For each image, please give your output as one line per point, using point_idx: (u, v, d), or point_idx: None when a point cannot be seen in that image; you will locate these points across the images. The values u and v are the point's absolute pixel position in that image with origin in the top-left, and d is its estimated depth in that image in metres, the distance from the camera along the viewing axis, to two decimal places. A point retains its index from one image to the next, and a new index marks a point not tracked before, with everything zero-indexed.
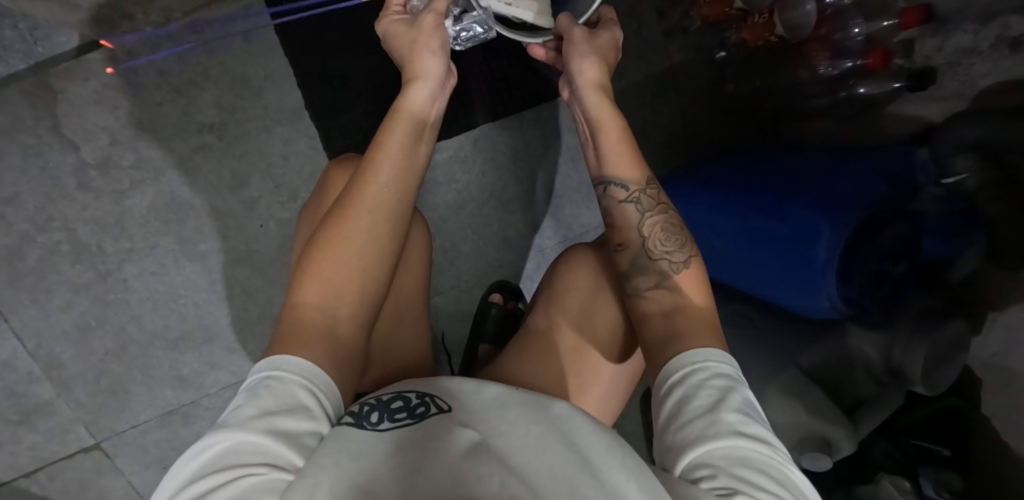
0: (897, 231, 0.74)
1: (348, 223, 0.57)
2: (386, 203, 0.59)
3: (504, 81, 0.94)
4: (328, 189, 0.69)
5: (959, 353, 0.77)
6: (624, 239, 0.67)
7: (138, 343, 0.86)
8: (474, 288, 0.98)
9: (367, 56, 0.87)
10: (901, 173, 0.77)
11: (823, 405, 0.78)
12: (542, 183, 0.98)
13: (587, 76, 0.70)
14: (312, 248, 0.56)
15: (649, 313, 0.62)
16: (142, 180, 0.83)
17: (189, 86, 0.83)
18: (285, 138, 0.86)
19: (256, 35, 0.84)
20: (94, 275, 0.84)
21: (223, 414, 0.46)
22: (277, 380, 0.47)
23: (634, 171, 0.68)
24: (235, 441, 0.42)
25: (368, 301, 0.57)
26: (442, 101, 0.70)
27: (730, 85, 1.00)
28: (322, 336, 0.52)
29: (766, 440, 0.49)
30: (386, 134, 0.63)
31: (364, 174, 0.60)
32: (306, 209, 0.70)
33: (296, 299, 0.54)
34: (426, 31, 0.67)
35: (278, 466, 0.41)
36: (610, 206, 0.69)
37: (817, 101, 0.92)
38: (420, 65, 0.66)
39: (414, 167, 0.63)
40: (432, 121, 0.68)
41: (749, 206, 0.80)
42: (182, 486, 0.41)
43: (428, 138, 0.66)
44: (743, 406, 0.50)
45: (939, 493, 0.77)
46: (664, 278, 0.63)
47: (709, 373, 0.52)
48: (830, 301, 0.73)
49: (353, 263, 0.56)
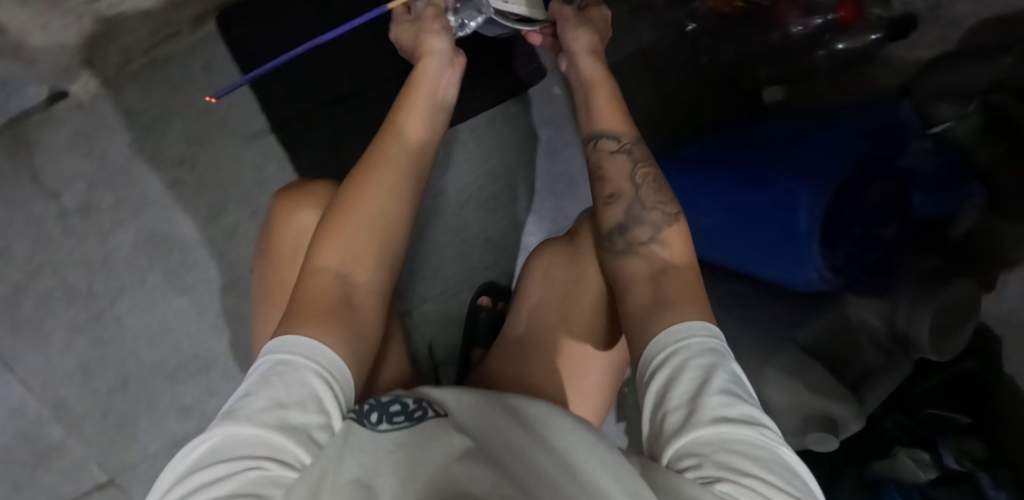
0: (882, 190, 0.70)
1: (369, 189, 0.60)
2: (406, 170, 0.63)
3: (468, 83, 0.92)
4: (286, 208, 0.64)
5: (970, 313, 0.73)
6: (615, 189, 0.69)
7: (138, 377, 0.88)
8: (463, 292, 0.97)
9: (330, 74, 0.86)
10: (885, 127, 0.73)
11: (825, 383, 0.73)
12: (521, 179, 0.97)
13: (581, 43, 0.75)
14: (336, 211, 0.59)
15: (638, 272, 0.62)
16: (122, 218, 0.85)
17: (157, 123, 0.84)
18: (255, 163, 0.87)
19: (213, 64, 0.84)
20: (88, 316, 0.86)
21: (234, 400, 0.45)
22: (289, 368, 0.46)
23: (622, 125, 0.72)
24: (241, 435, 0.41)
25: (386, 270, 0.59)
26: (453, 83, 0.73)
27: (704, 56, 0.94)
28: (341, 297, 0.54)
29: (753, 419, 0.47)
30: (400, 116, 0.66)
31: (382, 145, 0.64)
32: (265, 225, 0.65)
33: (315, 260, 0.56)
34: (428, 18, 0.71)
35: (286, 463, 0.40)
36: (601, 160, 0.72)
37: (798, 62, 0.87)
38: (429, 44, 0.69)
39: (430, 142, 0.68)
40: (444, 102, 0.71)
41: (729, 178, 0.77)
42: (185, 474, 0.40)
43: (440, 112, 0.70)
44: (729, 385, 0.48)
45: (960, 464, 0.74)
46: (657, 231, 0.65)
47: (692, 352, 0.51)
48: (818, 272, 0.70)
49: (377, 223, 0.59)
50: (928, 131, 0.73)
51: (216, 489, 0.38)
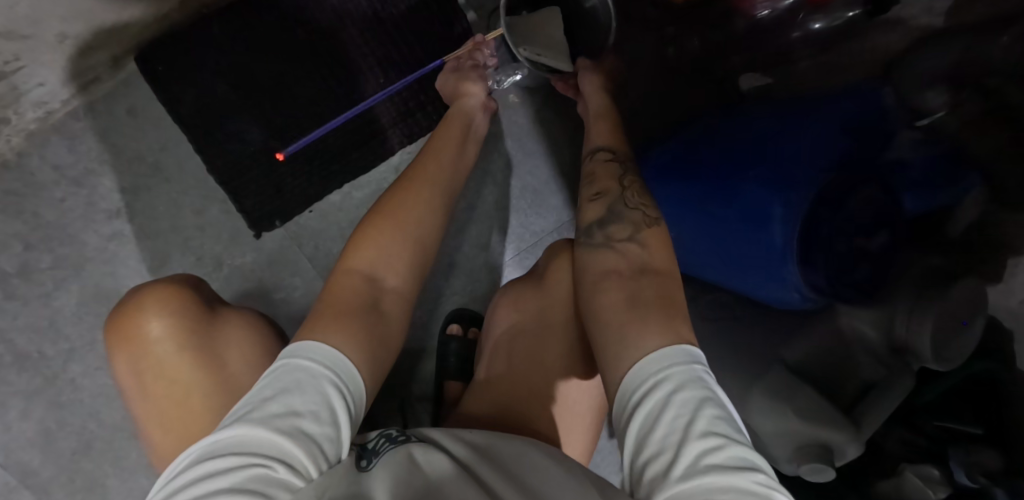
0: (866, 197, 0.62)
1: (404, 208, 0.66)
2: (437, 192, 0.69)
3: (412, 99, 0.87)
4: (127, 320, 0.56)
5: (977, 314, 0.65)
6: (602, 188, 0.69)
7: (102, 437, 0.83)
8: (431, 320, 0.91)
9: (261, 108, 0.83)
10: (865, 117, 0.64)
11: (816, 407, 0.66)
12: (480, 196, 0.91)
13: (589, 84, 0.78)
14: (370, 222, 0.64)
15: (615, 267, 0.61)
16: (64, 278, 0.81)
17: (87, 175, 0.81)
18: (196, 208, 0.84)
19: (141, 107, 0.82)
20: (42, 380, 0.81)
21: (252, 396, 0.48)
22: (308, 374, 0.49)
23: (611, 137, 0.73)
24: (254, 434, 0.43)
25: (413, 280, 0.64)
26: (484, 121, 0.80)
27: (671, 47, 0.86)
28: (368, 303, 0.58)
29: (748, 464, 0.44)
30: (438, 137, 0.74)
31: (419, 164, 0.71)
32: (109, 342, 0.57)
33: (348, 266, 0.61)
34: (467, 68, 0.80)
35: (294, 469, 0.42)
36: (592, 168, 0.72)
37: (777, 40, 0.78)
38: (468, 86, 0.79)
39: (461, 168, 0.74)
40: (475, 135, 0.78)
41: (698, 189, 0.71)
42: (199, 463, 0.43)
43: (473, 142, 0.77)
44: (713, 424, 0.46)
45: (974, 481, 0.67)
46: (636, 230, 0.64)
47: (674, 386, 0.49)
48: (800, 293, 0.62)
49: (410, 234, 0.65)
50: (914, 123, 0.65)
51: (227, 478, 0.40)
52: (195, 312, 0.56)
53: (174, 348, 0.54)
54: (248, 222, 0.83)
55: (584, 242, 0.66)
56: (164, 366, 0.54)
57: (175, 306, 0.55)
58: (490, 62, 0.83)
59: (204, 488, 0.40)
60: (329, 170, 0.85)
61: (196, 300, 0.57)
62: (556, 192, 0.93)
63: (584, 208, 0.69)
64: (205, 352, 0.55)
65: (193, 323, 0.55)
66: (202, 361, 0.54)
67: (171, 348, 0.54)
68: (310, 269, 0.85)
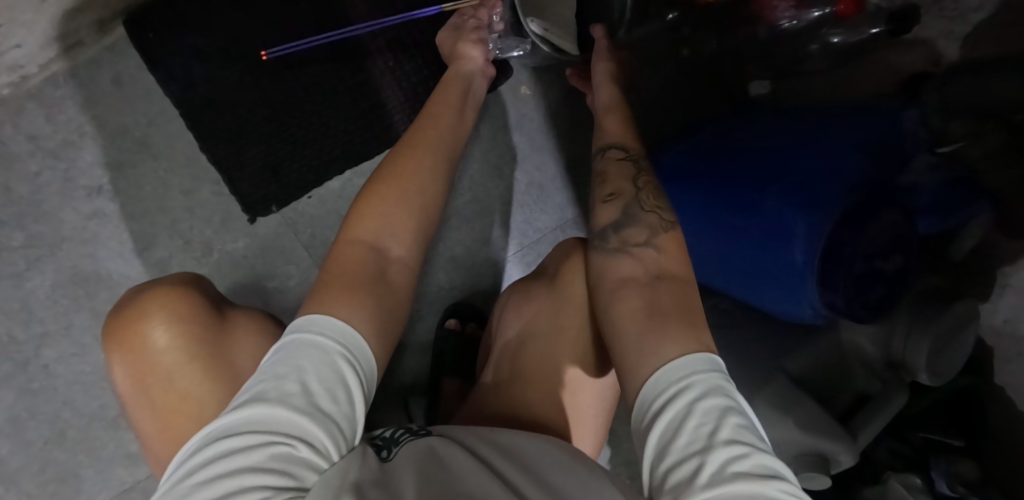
0: (887, 217, 0.63)
1: (408, 175, 0.62)
2: (443, 163, 0.66)
3: (422, 83, 0.83)
4: (128, 326, 0.53)
5: (968, 327, 0.68)
6: (615, 189, 0.67)
7: (76, 426, 0.77)
8: (429, 314, 0.89)
9: (262, 85, 0.79)
10: (880, 140, 0.65)
11: (817, 418, 0.68)
12: (482, 189, 0.90)
13: (600, 69, 0.75)
14: (376, 183, 0.62)
15: (633, 275, 0.61)
16: (38, 258, 0.76)
17: (66, 148, 0.76)
18: (184, 188, 0.79)
19: (127, 77, 0.77)
20: (12, 366, 0.76)
21: (265, 373, 0.46)
22: (321, 351, 0.47)
23: (625, 136, 0.71)
24: (274, 413, 0.42)
25: (419, 252, 0.62)
26: (482, 85, 0.77)
27: (685, 50, 0.84)
28: (373, 276, 0.56)
29: (772, 472, 0.44)
30: (438, 98, 0.71)
31: (423, 124, 0.68)
32: (108, 347, 0.55)
33: (349, 236, 0.58)
34: (468, 28, 0.76)
35: (316, 450, 0.42)
36: (604, 167, 0.70)
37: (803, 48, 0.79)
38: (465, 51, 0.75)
39: (463, 126, 0.71)
40: (473, 95, 0.75)
41: (712, 200, 0.70)
42: (215, 439, 0.41)
43: (473, 103, 0.74)
44: (737, 433, 0.46)
45: (952, 489, 0.70)
46: (653, 234, 0.63)
47: (697, 394, 0.49)
48: (813, 308, 0.63)
49: (416, 200, 0.62)
50: (935, 148, 0.66)
51: (249, 457, 0.39)
52: (202, 321, 0.54)
53: (185, 359, 0.53)
54: (242, 205, 0.79)
55: (598, 246, 0.65)
56: (174, 379, 0.52)
57: (182, 314, 0.53)
58: (496, 26, 0.79)
59: (224, 467, 0.39)
60: (330, 154, 0.81)
61: (204, 306, 0.55)
62: (561, 190, 0.91)
63: (596, 210, 0.67)
64: (218, 363, 0.53)
65: (201, 332, 0.53)
66: (216, 373, 0.53)
67: (181, 358, 0.53)
68: (305, 257, 0.81)
